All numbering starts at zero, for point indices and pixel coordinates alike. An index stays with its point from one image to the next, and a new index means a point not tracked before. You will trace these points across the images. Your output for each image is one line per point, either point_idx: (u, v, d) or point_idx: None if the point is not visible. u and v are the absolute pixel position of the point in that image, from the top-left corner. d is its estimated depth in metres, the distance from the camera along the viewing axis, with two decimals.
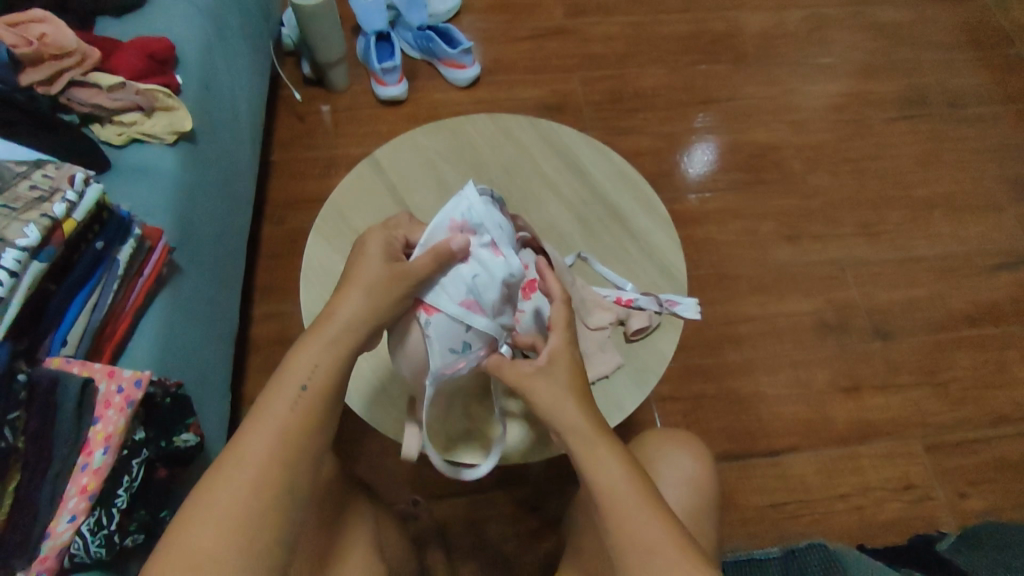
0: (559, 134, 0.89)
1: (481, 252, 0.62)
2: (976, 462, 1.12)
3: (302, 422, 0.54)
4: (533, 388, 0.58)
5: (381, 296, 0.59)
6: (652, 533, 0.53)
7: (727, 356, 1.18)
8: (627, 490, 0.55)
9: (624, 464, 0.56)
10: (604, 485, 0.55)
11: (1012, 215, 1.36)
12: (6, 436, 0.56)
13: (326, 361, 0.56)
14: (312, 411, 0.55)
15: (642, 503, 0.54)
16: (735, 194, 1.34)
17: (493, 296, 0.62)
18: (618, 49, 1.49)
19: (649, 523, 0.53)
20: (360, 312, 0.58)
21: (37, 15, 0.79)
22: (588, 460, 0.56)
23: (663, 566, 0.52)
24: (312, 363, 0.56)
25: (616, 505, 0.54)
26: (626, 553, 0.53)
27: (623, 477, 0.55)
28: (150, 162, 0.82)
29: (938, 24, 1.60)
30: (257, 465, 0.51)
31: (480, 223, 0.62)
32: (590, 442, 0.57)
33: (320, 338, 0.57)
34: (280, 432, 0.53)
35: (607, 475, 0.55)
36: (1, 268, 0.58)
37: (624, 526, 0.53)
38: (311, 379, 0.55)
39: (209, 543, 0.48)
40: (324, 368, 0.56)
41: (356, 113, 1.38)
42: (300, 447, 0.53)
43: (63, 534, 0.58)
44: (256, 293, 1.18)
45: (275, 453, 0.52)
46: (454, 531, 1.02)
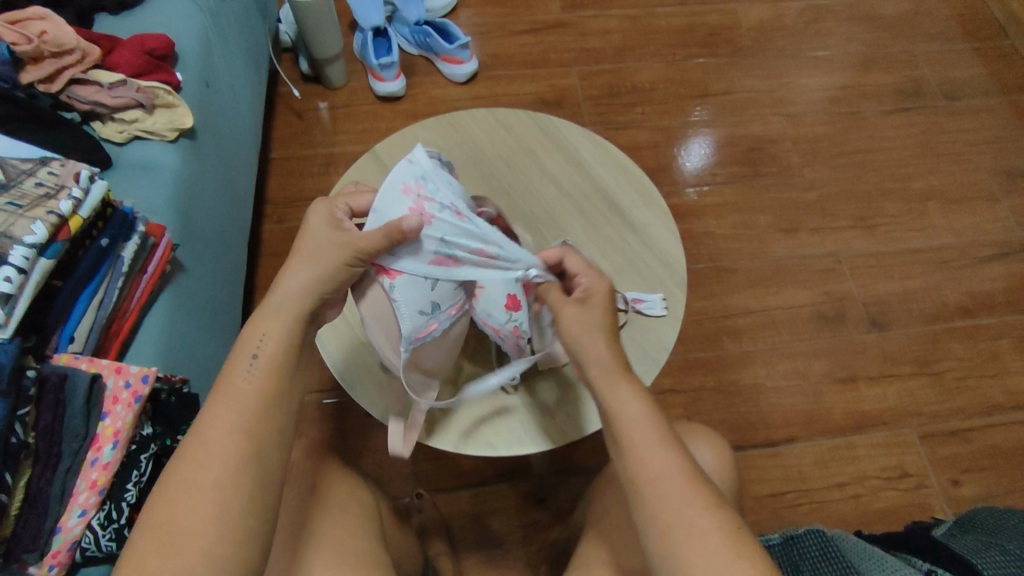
0: (559, 128, 0.90)
1: (442, 215, 0.65)
2: (970, 450, 1.14)
3: (261, 391, 0.55)
4: (566, 312, 0.64)
5: (329, 262, 0.60)
6: (664, 466, 0.55)
7: (726, 349, 1.19)
8: (646, 425, 0.58)
9: (643, 402, 0.59)
10: (623, 415, 0.58)
11: (1006, 206, 1.37)
12: (17, 432, 0.57)
13: (275, 329, 0.57)
14: (269, 377, 0.55)
15: (657, 436, 0.57)
16: (732, 187, 1.35)
17: (463, 253, 0.66)
18: (616, 42, 1.50)
19: (664, 456, 0.55)
20: (311, 277, 0.60)
21: (38, 12, 0.79)
22: (611, 394, 0.60)
23: (670, 490, 0.53)
24: (263, 332, 0.57)
25: (633, 436, 0.57)
26: (638, 481, 0.55)
27: (645, 414, 0.58)
28: (152, 158, 0.82)
29: (933, 17, 1.61)
30: (227, 434, 0.52)
31: (434, 189, 0.66)
32: (614, 377, 0.61)
33: (270, 307, 0.59)
34: (241, 401, 0.54)
35: (627, 407, 0.59)
36: (10, 265, 0.59)
37: (638, 454, 0.56)
38: (261, 346, 0.56)
39: (197, 521, 0.49)
40: (274, 334, 0.57)
41: (354, 109, 1.38)
42: (264, 416, 0.54)
43: (74, 528, 0.59)
44: (257, 290, 1.18)
45: (242, 426, 0.53)
46: (456, 524, 1.03)
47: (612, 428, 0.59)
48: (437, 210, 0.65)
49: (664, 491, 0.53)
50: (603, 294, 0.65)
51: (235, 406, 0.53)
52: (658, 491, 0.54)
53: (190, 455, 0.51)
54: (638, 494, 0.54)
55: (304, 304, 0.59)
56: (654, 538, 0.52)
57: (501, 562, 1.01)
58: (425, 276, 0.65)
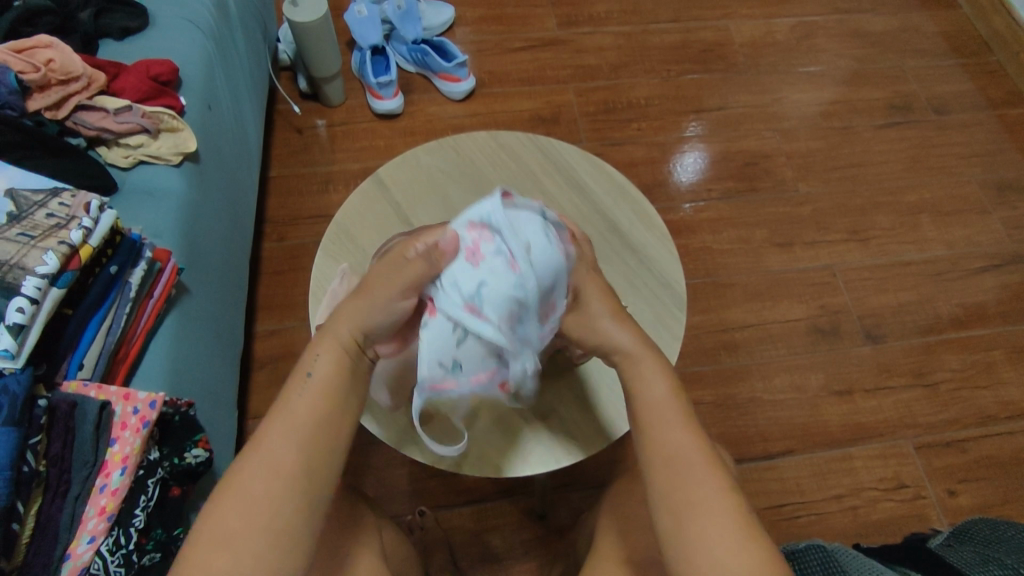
0: (559, 151, 0.91)
1: (497, 261, 0.62)
2: (965, 461, 1.16)
3: (315, 411, 0.58)
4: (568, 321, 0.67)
5: (375, 303, 0.62)
6: (685, 444, 0.58)
7: (723, 363, 1.21)
8: (669, 402, 0.61)
9: (669, 382, 0.63)
10: (646, 391, 0.62)
11: (996, 219, 1.40)
12: (29, 461, 0.58)
13: (327, 352, 0.61)
14: (322, 396, 0.59)
15: (678, 417, 0.60)
16: (727, 202, 1.37)
17: (499, 304, 0.61)
18: (611, 59, 1.52)
19: (685, 433, 0.59)
20: (356, 316, 0.62)
21: (44, 41, 0.80)
22: (638, 370, 0.63)
23: (685, 467, 0.57)
24: (314, 353, 0.61)
25: (659, 412, 0.60)
26: (659, 452, 0.58)
27: (669, 393, 0.62)
28: (155, 184, 0.83)
29: (921, 32, 1.64)
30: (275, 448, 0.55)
31: (499, 229, 0.62)
32: (637, 354, 0.64)
33: (324, 332, 0.62)
34: (294, 419, 0.57)
35: (653, 384, 0.62)
36: (22, 295, 0.60)
37: (663, 431, 0.59)
38: (314, 366, 0.60)
39: (240, 529, 0.51)
40: (327, 356, 0.60)
41: (352, 127, 1.39)
42: (315, 438, 0.57)
43: (83, 555, 0.59)
44: (258, 308, 1.19)
45: (293, 443, 0.55)
46: (459, 541, 1.03)
47: (637, 402, 0.62)
48: (493, 252, 0.62)
49: (683, 466, 0.57)
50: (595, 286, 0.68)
51: (285, 422, 0.57)
52: (678, 465, 0.57)
53: (243, 467, 0.54)
54: (657, 464, 0.58)
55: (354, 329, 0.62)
56: (666, 508, 0.56)
57: None
58: (455, 331, 0.62)
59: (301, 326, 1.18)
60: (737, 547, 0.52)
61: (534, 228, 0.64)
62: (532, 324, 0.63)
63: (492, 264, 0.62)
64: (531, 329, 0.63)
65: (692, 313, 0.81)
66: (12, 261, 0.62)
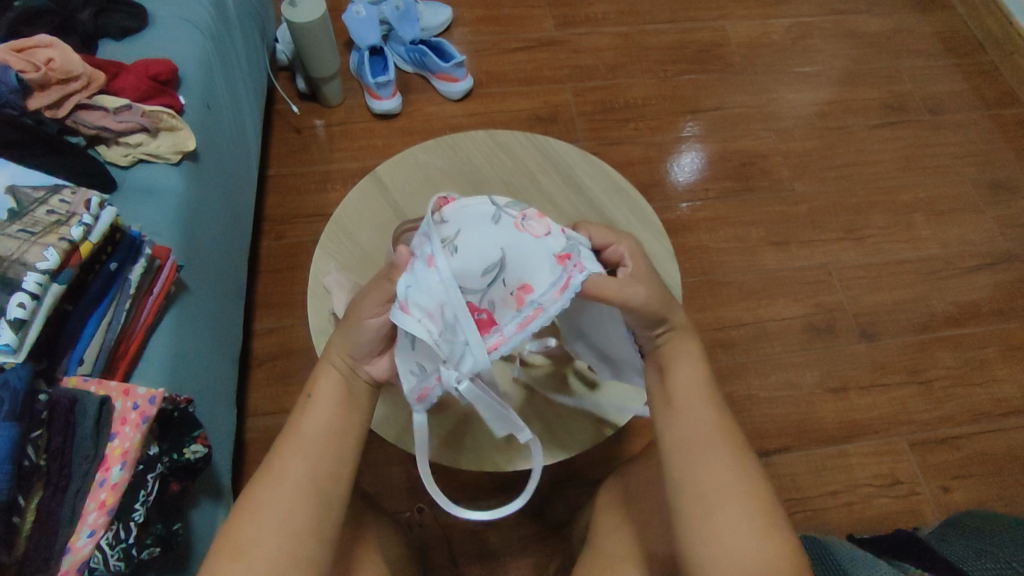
0: (554, 148, 0.92)
1: (418, 265, 0.64)
2: (959, 457, 1.17)
3: (320, 426, 0.62)
4: (638, 291, 0.65)
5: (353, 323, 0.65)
6: (710, 433, 0.62)
7: (719, 360, 1.21)
8: (697, 393, 0.65)
9: (699, 374, 0.66)
10: (685, 375, 0.66)
11: (990, 218, 1.41)
12: (29, 455, 0.58)
13: (331, 380, 0.64)
14: (325, 413, 0.63)
15: (708, 403, 0.64)
16: (724, 201, 1.38)
17: (423, 300, 0.62)
18: (608, 59, 1.53)
19: (713, 423, 0.63)
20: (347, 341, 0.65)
21: (44, 40, 0.81)
22: (673, 356, 0.67)
23: (712, 451, 0.61)
24: (315, 377, 0.66)
25: (687, 400, 0.64)
26: (684, 438, 0.62)
27: (701, 379, 0.66)
28: (154, 182, 0.84)
29: (916, 33, 1.65)
30: (286, 466, 0.59)
31: (427, 237, 0.66)
32: (682, 336, 0.68)
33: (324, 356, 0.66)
34: (303, 440, 0.61)
35: (688, 369, 0.66)
36: (23, 291, 0.61)
37: (693, 415, 0.63)
38: (314, 386, 0.65)
39: (258, 537, 0.55)
40: (326, 377, 0.65)
41: (350, 127, 1.40)
42: (323, 457, 0.61)
43: (83, 548, 0.59)
44: (257, 307, 1.19)
45: (299, 455, 0.60)
46: (456, 538, 1.04)
47: (671, 387, 0.66)
48: (418, 255, 0.65)
49: (706, 453, 0.60)
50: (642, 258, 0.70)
51: (292, 438, 0.61)
52: (707, 449, 0.61)
53: (259, 480, 0.59)
54: (681, 448, 0.62)
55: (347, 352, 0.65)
56: (682, 488, 0.60)
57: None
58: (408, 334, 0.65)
59: (300, 324, 1.18)
60: (744, 531, 0.57)
61: (470, 225, 0.69)
62: (466, 325, 0.62)
63: (415, 269, 0.64)
64: (467, 330, 0.61)
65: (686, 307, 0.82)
66: (13, 258, 0.62)
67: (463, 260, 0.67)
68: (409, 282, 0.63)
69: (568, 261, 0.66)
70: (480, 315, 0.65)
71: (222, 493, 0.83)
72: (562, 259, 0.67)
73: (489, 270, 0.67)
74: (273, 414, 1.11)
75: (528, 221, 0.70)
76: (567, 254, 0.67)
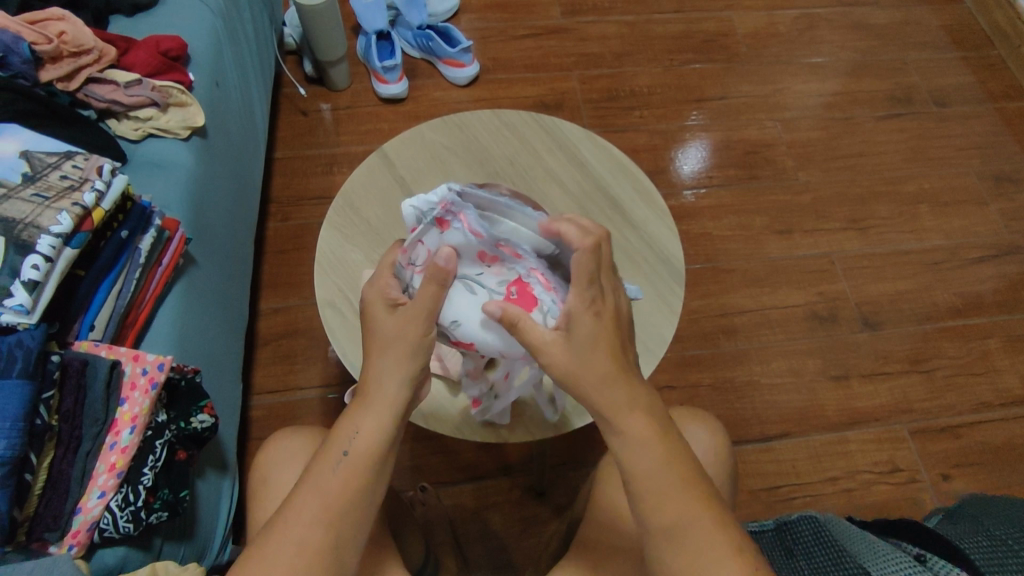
0: (560, 129, 0.93)
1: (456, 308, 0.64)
2: (960, 446, 1.17)
3: (348, 488, 0.55)
4: (548, 350, 0.56)
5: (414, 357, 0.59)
6: (680, 515, 0.52)
7: (722, 347, 1.22)
8: (665, 477, 0.53)
9: (662, 451, 0.54)
10: (631, 455, 0.54)
11: (995, 210, 1.41)
12: (42, 415, 0.59)
13: (367, 427, 0.57)
14: (357, 476, 0.56)
15: (666, 484, 0.53)
16: (729, 190, 1.38)
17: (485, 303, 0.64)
18: (614, 47, 1.53)
19: (678, 503, 0.52)
20: (393, 376, 0.58)
21: (57, 13, 0.82)
22: (620, 432, 0.55)
23: (683, 536, 0.52)
24: (354, 428, 0.57)
25: (654, 487, 0.53)
26: (654, 529, 0.53)
27: (656, 450, 0.54)
28: (164, 156, 0.84)
29: (923, 26, 1.65)
30: (307, 518, 0.53)
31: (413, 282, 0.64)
32: (617, 406, 0.55)
33: (361, 403, 0.58)
34: (324, 492, 0.55)
35: (638, 442, 0.54)
36: (37, 253, 0.62)
37: (649, 501, 0.53)
38: (352, 444, 0.56)
39: None
40: (367, 432, 0.57)
41: (356, 110, 1.40)
42: (344, 510, 0.55)
43: (93, 509, 0.61)
44: (263, 287, 1.20)
45: (320, 508, 0.54)
46: (459, 517, 1.05)
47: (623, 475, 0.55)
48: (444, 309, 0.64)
49: (680, 540, 0.52)
50: (580, 309, 0.57)
51: (314, 493, 0.55)
52: (673, 537, 0.52)
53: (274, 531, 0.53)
54: (653, 538, 0.53)
55: (396, 403, 0.58)
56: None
57: (502, 554, 1.03)
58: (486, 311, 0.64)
59: (306, 305, 1.19)
60: None
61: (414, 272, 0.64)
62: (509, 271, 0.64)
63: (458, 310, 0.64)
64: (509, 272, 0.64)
65: (688, 287, 0.82)
66: (28, 220, 0.64)
67: (472, 318, 0.64)
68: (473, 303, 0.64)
69: (450, 223, 0.61)
70: (514, 294, 0.63)
71: (228, 466, 0.84)
72: (443, 225, 0.62)
73: (474, 287, 0.64)
74: (279, 392, 1.12)
75: (412, 253, 0.63)
76: (438, 218, 0.61)
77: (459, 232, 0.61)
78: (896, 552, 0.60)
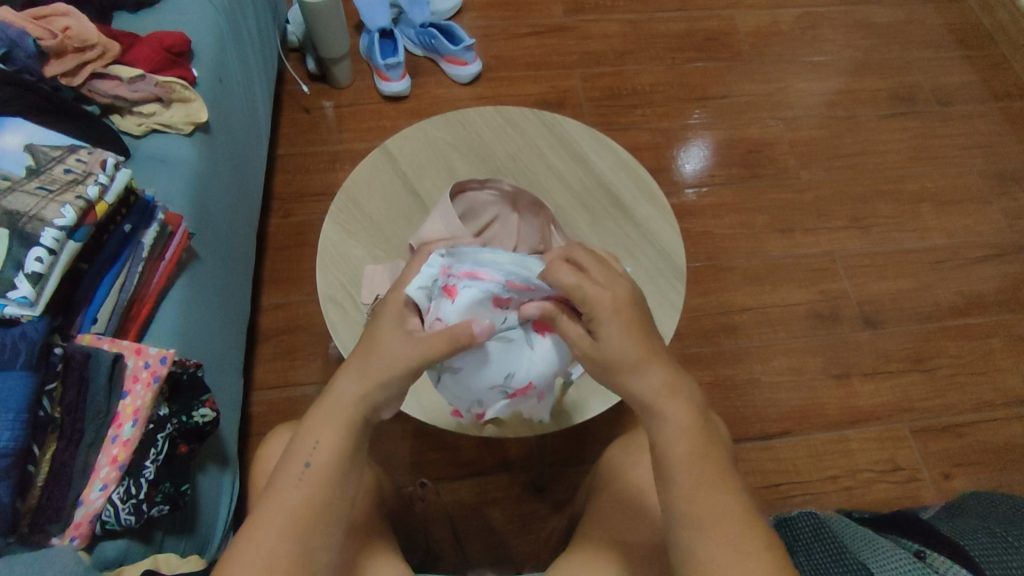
0: (563, 126, 0.93)
1: (499, 357, 0.64)
2: (961, 445, 1.17)
3: (311, 501, 0.53)
4: (581, 347, 0.58)
5: (381, 367, 0.57)
6: (707, 502, 0.51)
7: (722, 345, 1.22)
8: (700, 464, 0.52)
9: (697, 440, 0.53)
10: (666, 442, 0.53)
11: (997, 209, 1.41)
12: (45, 406, 0.60)
13: (326, 438, 0.55)
14: (319, 488, 0.53)
15: (696, 470, 0.52)
16: (731, 188, 1.38)
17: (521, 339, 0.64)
18: (617, 45, 1.53)
19: (707, 490, 0.51)
20: (358, 387, 0.57)
21: (60, 9, 0.82)
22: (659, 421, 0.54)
23: (710, 523, 0.50)
24: (314, 440, 0.55)
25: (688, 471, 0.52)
26: (683, 515, 0.51)
27: (689, 439, 0.53)
28: (166, 151, 0.85)
29: (926, 25, 1.65)
30: (271, 532, 0.51)
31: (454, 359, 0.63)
32: (653, 398, 0.55)
33: (322, 413, 0.57)
34: (286, 506, 0.52)
35: (672, 431, 0.54)
36: (41, 246, 0.62)
37: (681, 487, 0.52)
38: (312, 455, 0.54)
39: None
40: (328, 443, 0.55)
41: (358, 107, 1.41)
42: (308, 524, 0.52)
43: (95, 501, 0.61)
44: (265, 283, 1.21)
45: (284, 520, 0.52)
46: (458, 513, 1.05)
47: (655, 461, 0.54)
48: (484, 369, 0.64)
49: (705, 526, 0.50)
50: (609, 311, 0.57)
51: (276, 506, 0.52)
52: (698, 524, 0.50)
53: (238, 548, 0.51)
54: (681, 522, 0.51)
55: (357, 414, 0.57)
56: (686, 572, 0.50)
57: (502, 551, 1.03)
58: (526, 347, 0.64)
59: (308, 301, 1.20)
60: None
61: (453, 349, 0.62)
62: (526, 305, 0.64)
63: (501, 358, 0.64)
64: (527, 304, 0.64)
65: (688, 283, 0.82)
66: (32, 213, 0.64)
67: (510, 360, 0.65)
68: (511, 350, 0.64)
69: (456, 287, 0.61)
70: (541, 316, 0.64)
71: (229, 461, 0.84)
72: (453, 293, 0.61)
73: (506, 335, 0.63)
74: (280, 388, 1.12)
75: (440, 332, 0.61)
76: (444, 288, 0.61)
77: (470, 290, 0.61)
78: (896, 549, 0.61)
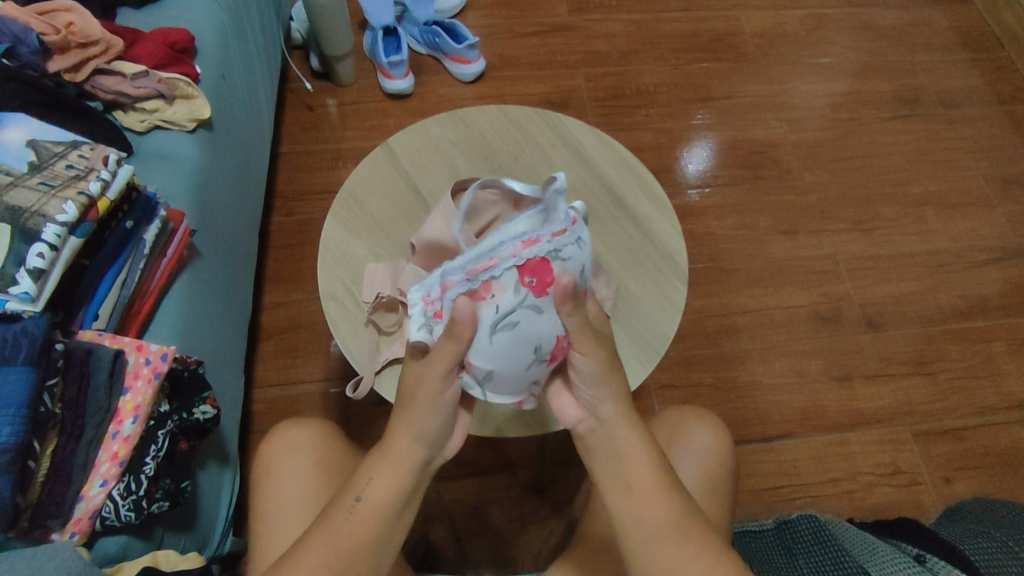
0: (565, 126, 0.92)
1: (512, 340, 0.62)
2: (963, 449, 1.16)
3: (358, 536, 0.55)
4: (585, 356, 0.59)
5: (437, 406, 0.59)
6: (653, 511, 0.55)
7: (724, 346, 1.22)
8: (651, 477, 0.56)
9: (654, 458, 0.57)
10: (625, 463, 0.57)
11: (1002, 213, 1.40)
12: (46, 402, 0.60)
13: (379, 476, 0.57)
14: (370, 524, 0.55)
15: (655, 484, 0.56)
16: (734, 190, 1.38)
17: (523, 312, 0.61)
18: (621, 45, 1.53)
19: (664, 503, 0.55)
20: (415, 428, 0.59)
21: (64, 4, 0.82)
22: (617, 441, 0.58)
23: (660, 534, 0.54)
24: (368, 477, 0.57)
25: (646, 490, 0.56)
26: (641, 528, 0.54)
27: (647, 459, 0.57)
28: (170, 148, 0.85)
29: (932, 27, 1.64)
30: (316, 563, 0.53)
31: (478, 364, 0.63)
32: (612, 420, 0.59)
33: (380, 451, 0.59)
34: (332, 540, 0.54)
35: (630, 451, 0.57)
36: (42, 241, 0.62)
37: (639, 500, 0.55)
38: (366, 490, 0.57)
39: None
40: (386, 481, 0.57)
41: (362, 105, 1.40)
42: (356, 557, 0.54)
43: (95, 497, 0.61)
44: (267, 281, 1.21)
45: (330, 552, 0.54)
46: (458, 513, 1.05)
47: (614, 478, 0.57)
48: (505, 357, 0.62)
49: (659, 535, 0.54)
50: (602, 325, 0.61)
51: (325, 536, 0.54)
52: (651, 538, 0.54)
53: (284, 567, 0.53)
54: (629, 528, 0.55)
55: (417, 452, 0.59)
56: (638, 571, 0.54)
57: (501, 551, 1.03)
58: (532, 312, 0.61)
59: (309, 299, 1.20)
60: None
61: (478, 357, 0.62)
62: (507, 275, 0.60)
63: (512, 339, 0.62)
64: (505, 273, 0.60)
65: (689, 283, 0.82)
66: (34, 209, 0.64)
67: (525, 336, 0.62)
68: (522, 325, 0.61)
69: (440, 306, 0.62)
70: (531, 280, 0.60)
71: (229, 458, 0.84)
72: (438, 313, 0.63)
73: (506, 321, 0.61)
74: (281, 386, 1.12)
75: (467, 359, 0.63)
76: (432, 314, 0.63)
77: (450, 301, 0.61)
78: (895, 553, 0.61)
